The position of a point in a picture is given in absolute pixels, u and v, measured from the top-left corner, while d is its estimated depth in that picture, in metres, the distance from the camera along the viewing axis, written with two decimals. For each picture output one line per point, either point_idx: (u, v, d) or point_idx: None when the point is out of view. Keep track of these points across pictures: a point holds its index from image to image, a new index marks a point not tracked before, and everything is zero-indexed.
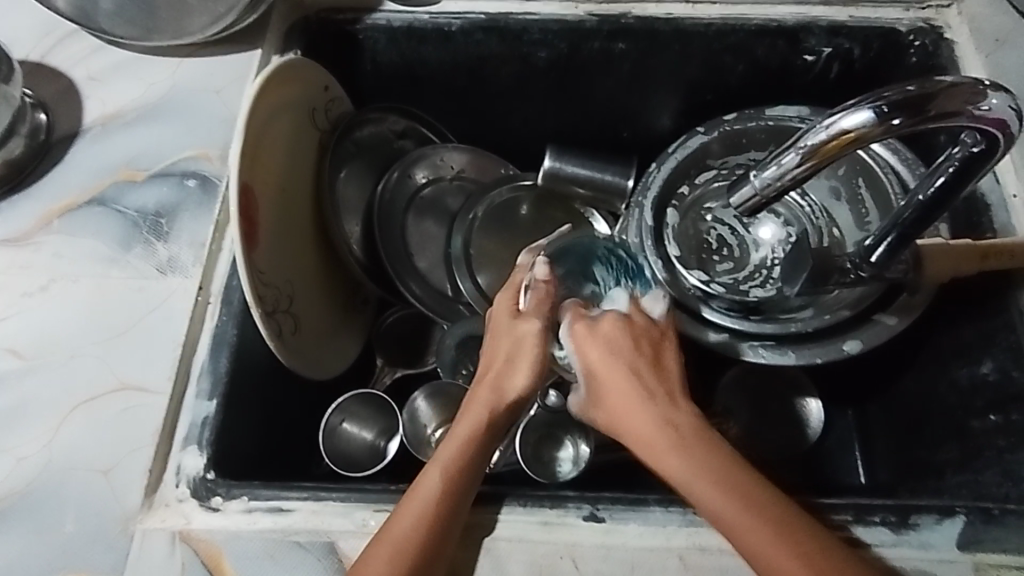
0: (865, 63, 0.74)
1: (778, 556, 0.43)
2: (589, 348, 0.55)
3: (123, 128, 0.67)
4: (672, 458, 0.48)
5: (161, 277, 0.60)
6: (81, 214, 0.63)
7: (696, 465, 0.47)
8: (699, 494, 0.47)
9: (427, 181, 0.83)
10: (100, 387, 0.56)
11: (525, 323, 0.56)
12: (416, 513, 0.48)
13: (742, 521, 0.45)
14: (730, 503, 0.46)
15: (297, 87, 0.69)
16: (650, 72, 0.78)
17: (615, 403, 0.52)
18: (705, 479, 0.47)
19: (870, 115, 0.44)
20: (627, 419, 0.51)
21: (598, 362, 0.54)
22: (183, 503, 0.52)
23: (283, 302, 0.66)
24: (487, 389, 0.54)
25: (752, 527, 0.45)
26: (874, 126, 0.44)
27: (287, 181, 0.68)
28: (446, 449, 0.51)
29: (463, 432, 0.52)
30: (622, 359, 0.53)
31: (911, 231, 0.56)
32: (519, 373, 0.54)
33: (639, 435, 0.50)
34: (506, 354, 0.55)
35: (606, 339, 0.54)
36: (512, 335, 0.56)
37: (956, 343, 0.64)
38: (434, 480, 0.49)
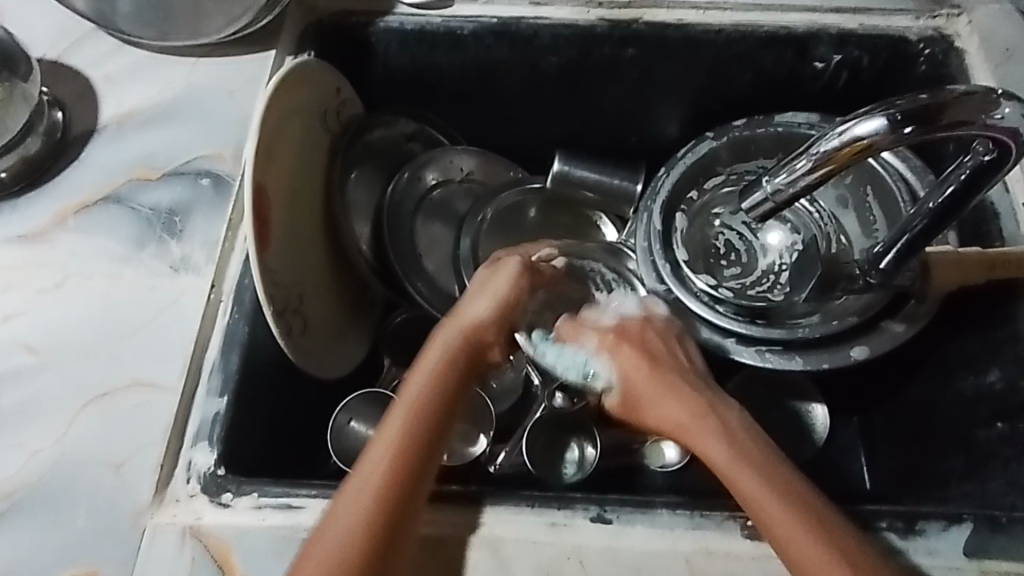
0: (873, 71, 0.75)
1: (812, 546, 0.45)
2: (619, 347, 0.59)
3: (137, 128, 0.67)
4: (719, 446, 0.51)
5: (174, 275, 0.61)
6: (96, 212, 0.64)
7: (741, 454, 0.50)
8: (739, 479, 0.48)
9: (436, 183, 0.83)
10: (112, 384, 0.57)
11: (502, 272, 0.62)
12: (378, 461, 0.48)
13: (768, 503, 0.47)
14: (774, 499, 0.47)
15: (309, 90, 0.70)
16: (660, 78, 0.78)
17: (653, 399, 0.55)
18: (757, 476, 0.48)
19: (883, 123, 0.44)
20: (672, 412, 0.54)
21: (625, 365, 0.58)
22: (194, 499, 0.53)
23: (293, 301, 0.66)
24: (458, 326, 0.58)
25: (785, 516, 0.46)
26: (887, 133, 0.44)
27: (299, 182, 0.69)
28: (421, 373, 0.54)
29: (423, 373, 0.54)
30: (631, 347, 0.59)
31: (920, 239, 0.56)
32: (484, 306, 0.60)
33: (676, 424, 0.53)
34: (478, 296, 0.61)
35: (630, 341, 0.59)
36: (492, 284, 0.61)
37: (964, 351, 0.64)
38: (405, 405, 0.52)
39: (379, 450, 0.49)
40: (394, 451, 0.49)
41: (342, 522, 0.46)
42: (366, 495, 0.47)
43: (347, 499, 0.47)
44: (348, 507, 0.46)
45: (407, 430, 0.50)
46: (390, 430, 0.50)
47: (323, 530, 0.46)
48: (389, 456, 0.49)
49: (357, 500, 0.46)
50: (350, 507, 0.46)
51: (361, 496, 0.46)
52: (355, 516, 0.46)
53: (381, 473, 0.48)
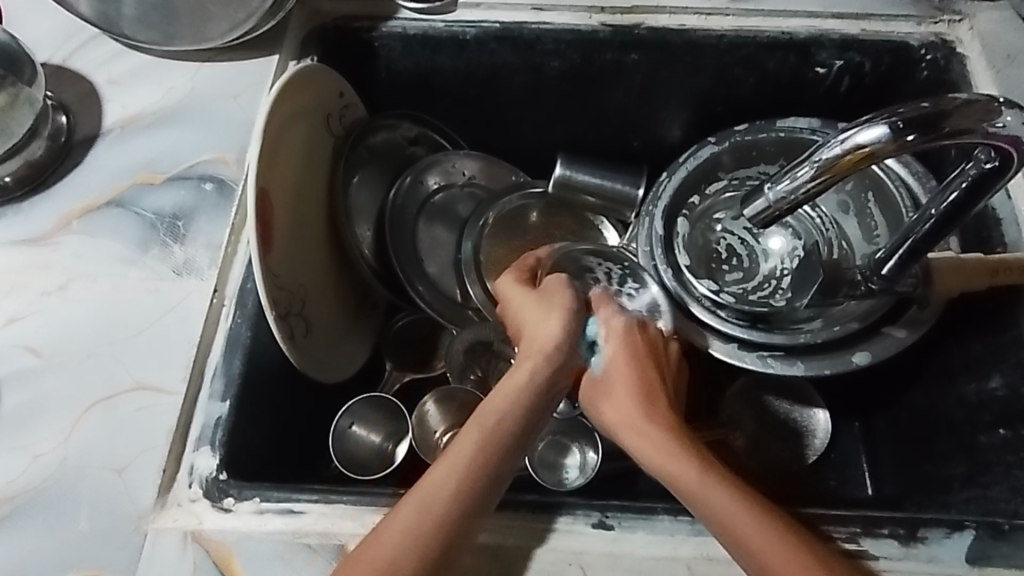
0: (875, 77, 0.75)
1: (724, 514, 0.48)
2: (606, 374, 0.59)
3: (141, 131, 0.68)
4: (672, 464, 0.51)
5: (177, 278, 0.61)
6: (100, 215, 0.64)
7: (707, 476, 0.50)
8: (663, 468, 0.51)
9: (439, 187, 0.84)
10: (115, 387, 0.57)
11: (555, 284, 0.63)
12: (434, 513, 0.47)
13: (672, 463, 0.51)
14: (732, 509, 0.48)
15: (313, 94, 0.70)
16: (662, 82, 0.78)
17: (630, 424, 0.55)
18: (706, 476, 0.50)
19: (886, 131, 0.44)
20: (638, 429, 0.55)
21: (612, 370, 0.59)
22: (196, 503, 0.53)
23: (296, 305, 0.66)
24: (529, 350, 0.58)
25: (702, 491, 0.49)
26: (889, 141, 0.44)
27: (302, 186, 0.69)
28: (491, 404, 0.53)
29: (498, 413, 0.53)
30: (632, 358, 0.60)
31: (921, 245, 0.56)
32: (554, 319, 0.59)
33: (625, 425, 0.56)
34: (546, 311, 0.60)
35: (629, 350, 0.60)
36: (544, 296, 0.62)
37: (965, 356, 0.65)
38: (482, 433, 0.51)
39: (460, 470, 0.49)
40: (467, 469, 0.49)
41: (401, 540, 0.46)
42: (434, 512, 0.47)
43: (394, 520, 0.47)
44: (400, 528, 0.47)
45: (488, 452, 0.51)
46: (461, 452, 0.50)
47: (364, 556, 0.46)
48: (465, 474, 0.49)
49: (405, 523, 0.47)
50: (405, 530, 0.47)
51: (418, 519, 0.47)
52: (397, 551, 0.46)
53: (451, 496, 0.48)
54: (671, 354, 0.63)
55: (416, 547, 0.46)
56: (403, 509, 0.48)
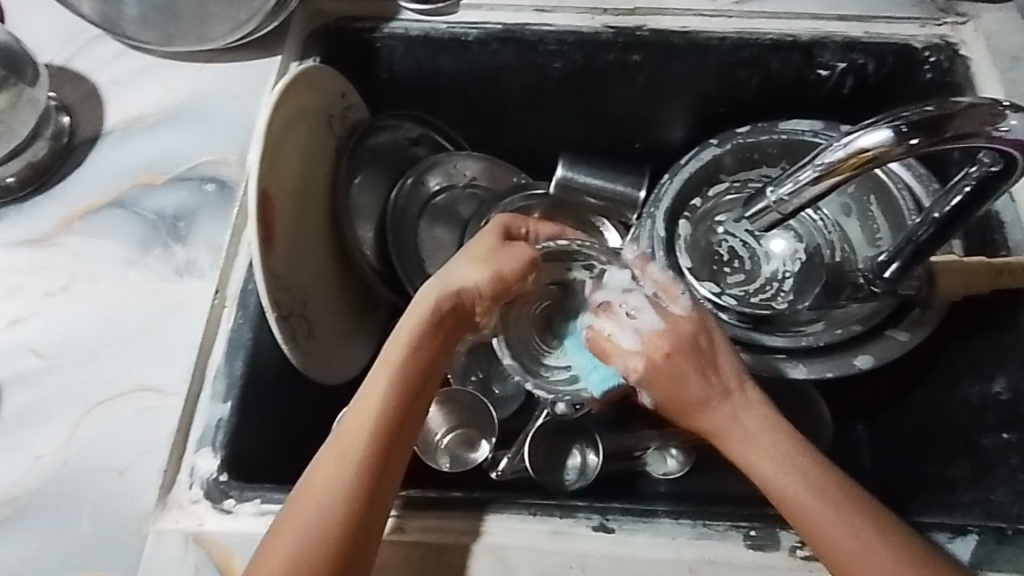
0: (878, 79, 0.75)
1: (860, 549, 0.47)
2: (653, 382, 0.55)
3: (143, 132, 0.68)
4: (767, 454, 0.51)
5: (179, 280, 0.61)
6: (101, 216, 0.64)
7: (815, 504, 0.48)
8: (800, 507, 0.49)
9: (440, 188, 0.83)
10: (116, 388, 0.57)
11: (517, 247, 0.59)
12: (326, 503, 0.48)
13: (818, 518, 0.48)
14: (843, 526, 0.47)
15: (316, 95, 0.70)
16: (664, 84, 0.78)
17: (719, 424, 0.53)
18: (827, 514, 0.48)
19: (889, 134, 0.44)
20: (704, 414, 0.53)
21: (661, 371, 0.54)
22: (197, 504, 0.53)
23: (298, 306, 0.66)
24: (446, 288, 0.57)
25: (836, 529, 0.47)
26: (893, 144, 0.44)
27: (304, 187, 0.69)
28: (374, 392, 0.53)
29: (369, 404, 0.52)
30: (676, 366, 0.54)
31: (924, 248, 0.56)
32: (480, 273, 0.58)
33: (720, 432, 0.53)
34: (474, 264, 0.58)
35: (682, 355, 0.54)
36: (495, 253, 0.58)
37: (968, 359, 0.64)
38: (395, 371, 0.54)
39: (352, 440, 0.50)
40: (365, 437, 0.51)
41: (308, 515, 0.48)
42: (340, 486, 0.48)
43: (311, 493, 0.49)
44: (314, 507, 0.48)
45: (393, 402, 0.53)
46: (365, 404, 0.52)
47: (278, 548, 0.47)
48: (356, 444, 0.50)
49: (321, 496, 0.48)
50: (317, 507, 0.48)
51: (321, 505, 0.48)
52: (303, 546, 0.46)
53: (336, 473, 0.49)
54: (715, 337, 0.56)
55: (325, 524, 0.47)
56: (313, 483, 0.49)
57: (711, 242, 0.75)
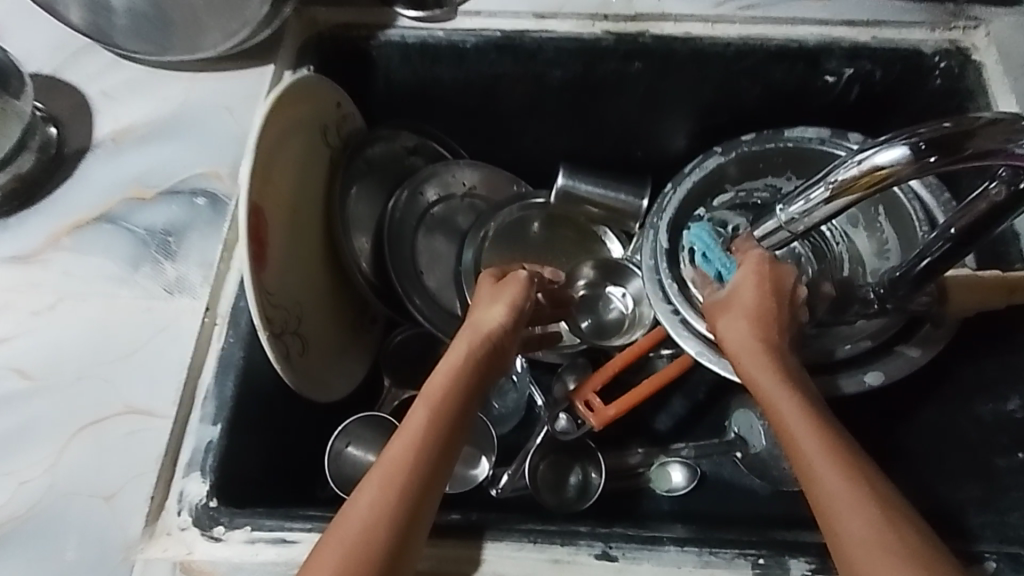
0: (885, 86, 0.73)
1: (865, 512, 0.43)
2: (731, 298, 0.57)
3: (134, 144, 0.66)
4: (794, 415, 0.48)
5: (169, 297, 0.59)
6: (90, 232, 0.62)
7: (833, 451, 0.46)
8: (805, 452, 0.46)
9: (438, 199, 0.83)
10: (104, 411, 0.55)
11: (511, 280, 0.63)
12: (368, 503, 0.46)
13: (829, 467, 0.45)
14: (849, 484, 0.44)
15: (309, 106, 0.69)
16: (667, 92, 0.77)
17: (746, 350, 0.54)
18: (838, 463, 0.45)
19: (903, 153, 0.41)
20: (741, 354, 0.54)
21: (743, 300, 0.56)
22: (186, 531, 0.51)
23: (292, 323, 0.65)
24: (472, 326, 0.59)
25: (845, 483, 0.44)
26: (908, 164, 0.41)
27: (299, 200, 0.68)
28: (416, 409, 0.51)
29: (411, 423, 0.50)
30: (757, 276, 0.57)
31: (939, 264, 0.54)
32: (494, 309, 0.60)
33: (756, 376, 0.52)
34: (489, 304, 0.61)
35: (761, 290, 0.56)
36: (497, 292, 0.62)
37: (978, 376, 0.63)
38: (427, 404, 0.51)
39: (394, 455, 0.48)
40: (414, 445, 0.48)
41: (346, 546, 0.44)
42: (379, 493, 0.46)
43: (353, 506, 0.46)
44: (354, 513, 0.45)
45: (437, 421, 0.51)
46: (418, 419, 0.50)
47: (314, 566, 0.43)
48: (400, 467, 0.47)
49: (368, 500, 0.46)
50: (362, 510, 0.45)
51: (357, 512, 0.45)
52: (347, 543, 0.44)
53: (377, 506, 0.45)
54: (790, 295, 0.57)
55: (373, 522, 0.45)
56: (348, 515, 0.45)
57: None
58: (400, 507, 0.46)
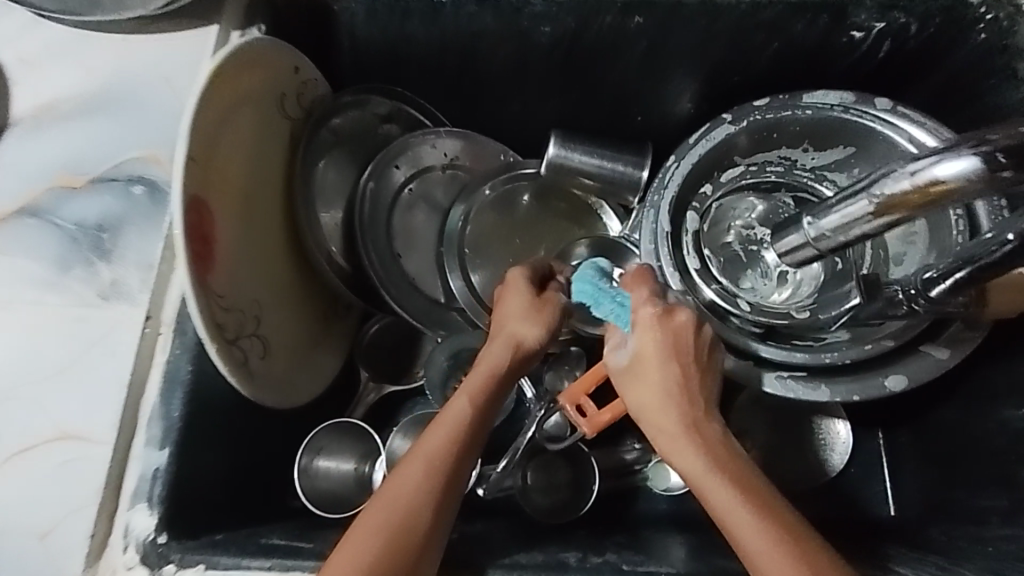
0: (917, 43, 0.65)
1: None
2: (631, 371, 0.51)
3: (58, 123, 0.57)
4: (743, 520, 0.44)
5: (103, 304, 0.52)
6: (10, 227, 0.54)
7: (757, 520, 0.44)
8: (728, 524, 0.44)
9: (415, 172, 0.74)
10: (32, 438, 0.49)
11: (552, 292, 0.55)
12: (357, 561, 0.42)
13: (757, 541, 0.43)
14: (780, 557, 0.42)
15: (258, 75, 0.59)
16: (671, 50, 0.68)
17: (649, 403, 0.49)
18: (768, 536, 0.43)
19: (969, 164, 0.36)
20: (670, 444, 0.48)
21: (642, 349, 0.50)
22: (133, 571, 0.46)
23: (250, 324, 0.58)
24: (509, 342, 0.52)
25: (778, 557, 0.42)
26: (974, 175, 0.36)
27: (253, 184, 0.60)
28: (436, 434, 0.47)
29: (428, 452, 0.46)
30: (655, 339, 0.50)
31: (984, 274, 0.46)
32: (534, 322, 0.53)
33: (667, 435, 0.48)
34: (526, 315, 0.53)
35: (664, 338, 0.50)
36: (536, 301, 0.54)
37: (1009, 378, 0.58)
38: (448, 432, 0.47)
39: (398, 497, 0.44)
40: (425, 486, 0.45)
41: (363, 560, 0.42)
42: (369, 546, 0.42)
43: (351, 550, 0.43)
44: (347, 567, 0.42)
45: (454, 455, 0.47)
46: (454, 415, 0.48)
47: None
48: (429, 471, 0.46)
49: (358, 554, 0.42)
50: (350, 566, 0.42)
51: (351, 565, 0.42)
52: None
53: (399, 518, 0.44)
54: (704, 335, 0.51)
55: None
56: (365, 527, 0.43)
57: (734, 242, 0.68)
58: (427, 514, 0.45)
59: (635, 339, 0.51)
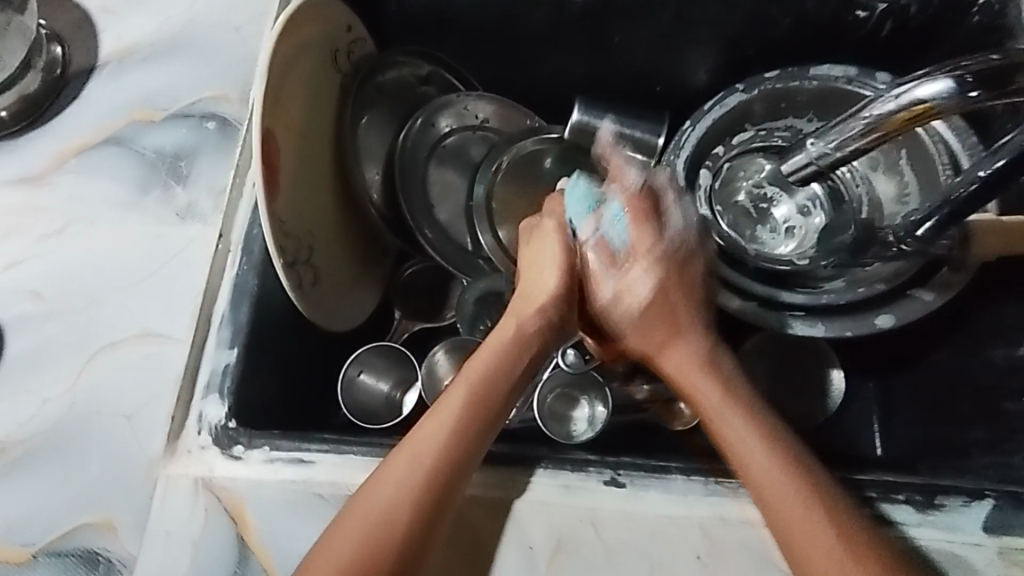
0: (920, 22, 0.70)
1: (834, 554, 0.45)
2: (646, 309, 0.58)
3: (138, 64, 0.64)
4: (748, 438, 0.51)
5: (180, 223, 0.59)
6: (98, 154, 0.61)
7: (793, 483, 0.48)
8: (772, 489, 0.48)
9: (451, 129, 0.80)
10: (120, 334, 0.56)
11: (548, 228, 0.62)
12: (405, 478, 0.48)
13: (791, 502, 0.47)
14: (814, 521, 0.47)
15: (317, 28, 0.66)
16: (693, 22, 0.75)
17: (682, 365, 0.56)
18: (805, 502, 0.47)
19: (947, 86, 0.39)
20: (688, 377, 0.55)
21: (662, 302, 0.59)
22: (206, 451, 0.52)
23: (303, 252, 0.64)
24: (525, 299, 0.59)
25: (807, 519, 0.47)
26: (950, 98, 0.39)
27: (309, 127, 0.66)
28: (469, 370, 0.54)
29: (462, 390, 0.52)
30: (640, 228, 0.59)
31: (964, 207, 0.53)
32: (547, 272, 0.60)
33: (711, 410, 0.53)
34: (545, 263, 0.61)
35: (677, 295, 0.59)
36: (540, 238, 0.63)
37: (998, 322, 0.64)
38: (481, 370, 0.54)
39: (437, 422, 0.51)
40: (456, 418, 0.51)
41: (424, 447, 0.49)
42: (414, 468, 0.48)
43: (395, 472, 0.48)
44: (395, 478, 0.48)
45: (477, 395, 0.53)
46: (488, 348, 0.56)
47: (376, 487, 0.48)
48: (502, 349, 0.56)
49: (402, 471, 0.48)
50: (398, 478, 0.48)
51: (399, 481, 0.48)
52: (378, 519, 0.46)
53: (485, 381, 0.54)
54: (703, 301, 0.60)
55: (407, 498, 0.47)
56: (450, 398, 0.52)
57: (744, 200, 0.72)
58: (459, 438, 0.50)
59: (641, 272, 0.59)
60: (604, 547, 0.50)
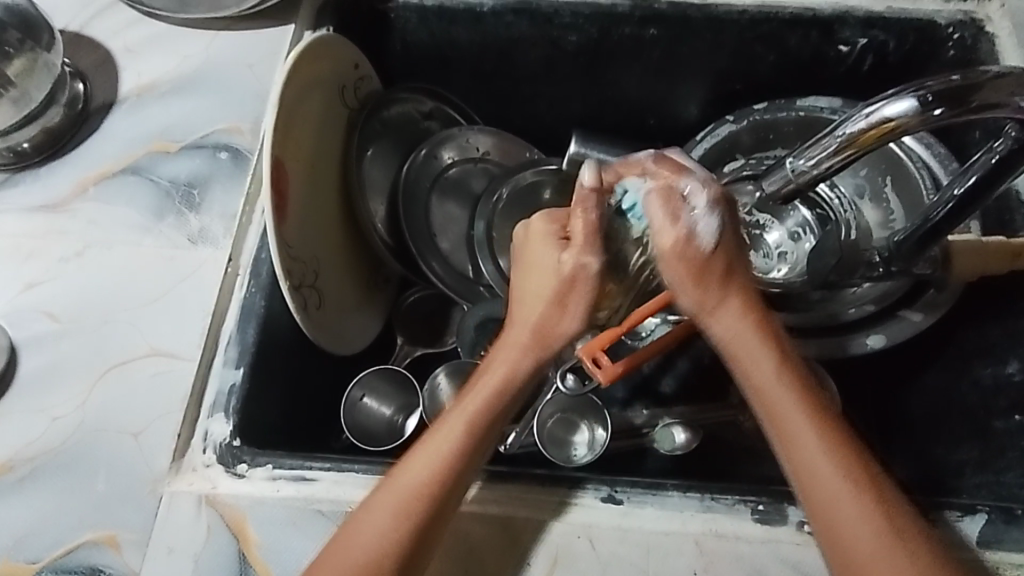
0: (899, 56, 0.73)
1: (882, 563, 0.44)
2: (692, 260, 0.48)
3: (157, 99, 0.68)
4: (814, 455, 0.47)
5: (192, 247, 0.61)
6: (115, 183, 0.64)
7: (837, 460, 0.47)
8: (824, 497, 0.46)
9: (454, 161, 0.82)
10: (131, 353, 0.58)
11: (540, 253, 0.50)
12: (382, 533, 0.46)
13: (837, 493, 0.46)
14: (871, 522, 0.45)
15: (329, 62, 0.70)
16: (681, 59, 0.78)
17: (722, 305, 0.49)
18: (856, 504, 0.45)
19: (912, 104, 0.43)
20: (742, 349, 0.48)
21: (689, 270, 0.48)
22: (210, 468, 0.53)
23: (309, 276, 0.66)
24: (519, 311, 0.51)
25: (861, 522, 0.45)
26: (915, 115, 0.43)
27: (316, 156, 0.69)
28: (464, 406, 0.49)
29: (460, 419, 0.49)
30: (700, 286, 0.49)
31: (942, 226, 0.55)
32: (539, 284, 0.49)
33: (760, 381, 0.48)
34: (528, 274, 0.50)
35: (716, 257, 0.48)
36: (532, 254, 0.50)
37: (981, 341, 0.65)
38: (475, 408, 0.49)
39: (419, 476, 0.47)
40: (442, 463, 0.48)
41: (405, 492, 0.47)
42: (390, 526, 0.46)
43: (369, 526, 0.46)
44: (371, 535, 0.46)
45: (466, 438, 0.48)
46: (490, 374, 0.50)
47: (361, 536, 0.46)
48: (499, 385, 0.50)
49: (379, 533, 0.46)
50: (375, 532, 0.46)
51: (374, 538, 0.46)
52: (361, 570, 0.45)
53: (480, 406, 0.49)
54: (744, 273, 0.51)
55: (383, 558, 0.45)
56: (433, 444, 0.48)
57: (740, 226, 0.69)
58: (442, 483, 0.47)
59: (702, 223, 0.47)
60: (601, 562, 0.51)
